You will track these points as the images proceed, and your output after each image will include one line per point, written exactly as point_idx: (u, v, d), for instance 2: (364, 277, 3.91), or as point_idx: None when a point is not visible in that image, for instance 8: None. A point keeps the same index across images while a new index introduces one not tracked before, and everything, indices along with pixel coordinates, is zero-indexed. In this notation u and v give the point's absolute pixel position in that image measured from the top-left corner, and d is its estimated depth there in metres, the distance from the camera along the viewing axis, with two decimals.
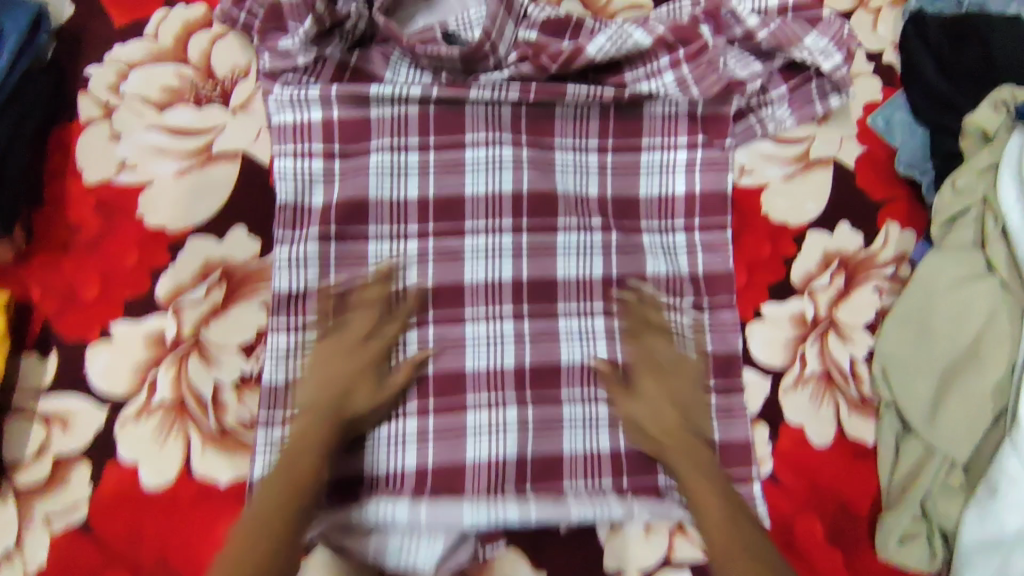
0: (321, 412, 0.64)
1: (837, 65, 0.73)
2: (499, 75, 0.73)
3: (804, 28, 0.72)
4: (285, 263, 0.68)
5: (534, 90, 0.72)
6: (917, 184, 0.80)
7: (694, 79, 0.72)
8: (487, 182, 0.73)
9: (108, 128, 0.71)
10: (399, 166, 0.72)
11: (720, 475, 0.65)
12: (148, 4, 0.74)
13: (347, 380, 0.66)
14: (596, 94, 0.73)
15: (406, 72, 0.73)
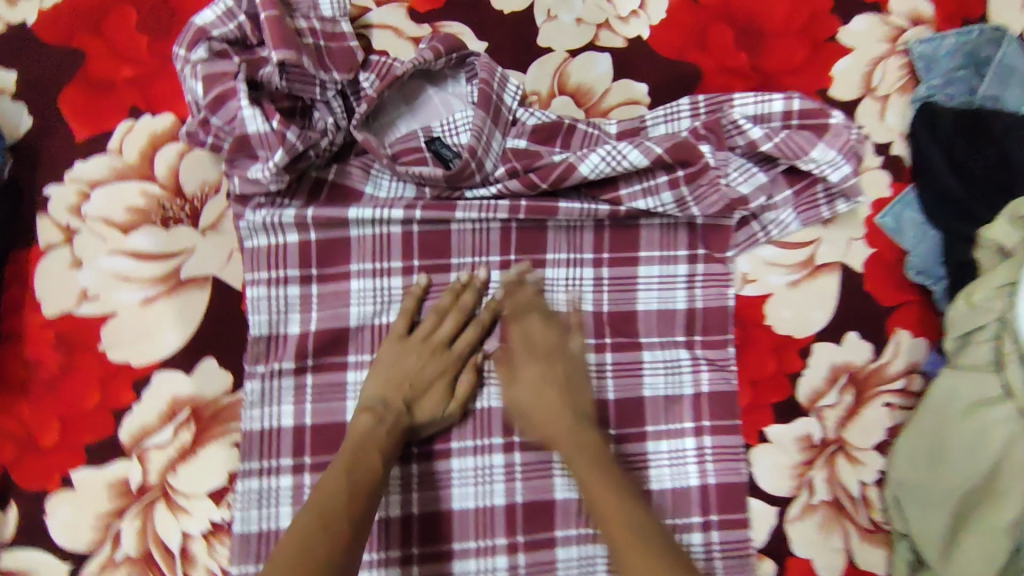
0: (387, 413, 0.62)
1: (846, 176, 0.69)
2: (488, 190, 0.68)
3: (810, 140, 0.68)
4: (256, 400, 0.64)
5: (525, 204, 0.68)
6: (928, 292, 0.76)
7: (696, 198, 0.67)
8: (473, 305, 0.69)
9: (69, 254, 0.67)
10: (381, 290, 0.68)
11: (614, 471, 0.61)
12: (111, 115, 0.69)
13: (417, 385, 0.64)
14: (589, 213, 0.68)
15: (389, 188, 0.70)
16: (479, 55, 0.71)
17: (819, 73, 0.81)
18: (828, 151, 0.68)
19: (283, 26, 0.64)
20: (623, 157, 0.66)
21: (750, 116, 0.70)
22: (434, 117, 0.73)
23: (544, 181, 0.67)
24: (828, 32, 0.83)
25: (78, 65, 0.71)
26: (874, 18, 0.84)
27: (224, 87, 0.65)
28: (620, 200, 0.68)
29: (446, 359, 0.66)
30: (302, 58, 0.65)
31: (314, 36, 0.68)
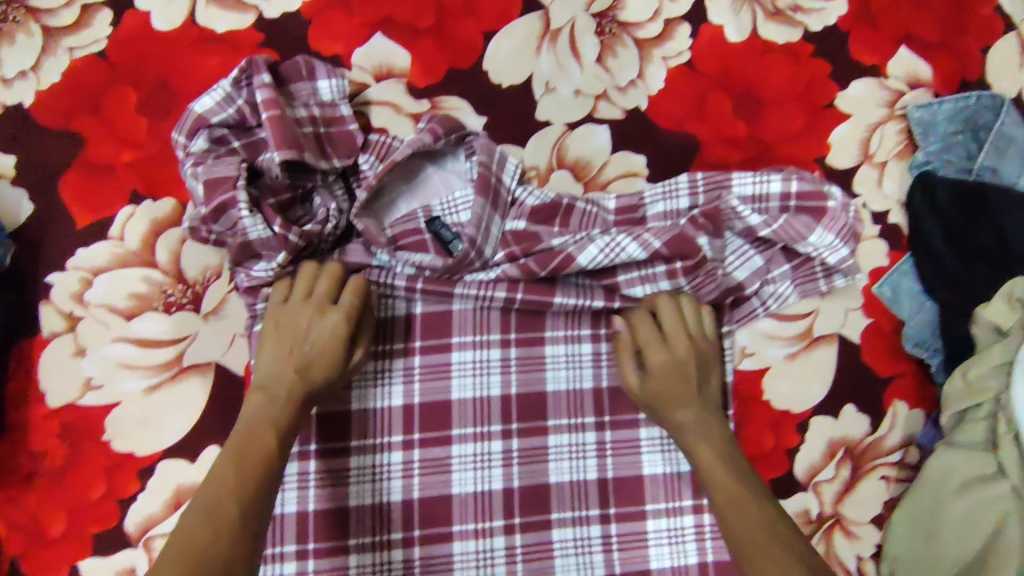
0: (277, 386, 0.62)
1: (844, 258, 0.70)
2: (489, 274, 0.69)
3: (808, 227, 0.68)
4: (293, 483, 0.67)
5: (521, 296, 0.69)
6: (925, 364, 0.77)
7: (692, 286, 0.69)
8: (474, 385, 0.70)
9: (72, 343, 0.67)
10: (383, 373, 0.69)
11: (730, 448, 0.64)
12: (111, 201, 0.70)
13: (302, 353, 0.62)
14: (586, 291, 0.70)
15: (384, 269, 0.69)
16: (477, 134, 0.72)
17: (816, 140, 0.82)
18: (826, 236, 0.69)
19: (283, 125, 0.65)
20: (622, 249, 0.67)
21: (748, 198, 0.71)
22: (434, 194, 0.74)
23: (540, 270, 0.68)
24: (825, 98, 0.83)
25: (78, 148, 0.71)
26: (872, 82, 0.84)
27: (223, 195, 0.63)
28: (615, 287, 0.70)
29: (326, 322, 0.63)
30: (305, 154, 0.66)
31: (315, 123, 0.70)
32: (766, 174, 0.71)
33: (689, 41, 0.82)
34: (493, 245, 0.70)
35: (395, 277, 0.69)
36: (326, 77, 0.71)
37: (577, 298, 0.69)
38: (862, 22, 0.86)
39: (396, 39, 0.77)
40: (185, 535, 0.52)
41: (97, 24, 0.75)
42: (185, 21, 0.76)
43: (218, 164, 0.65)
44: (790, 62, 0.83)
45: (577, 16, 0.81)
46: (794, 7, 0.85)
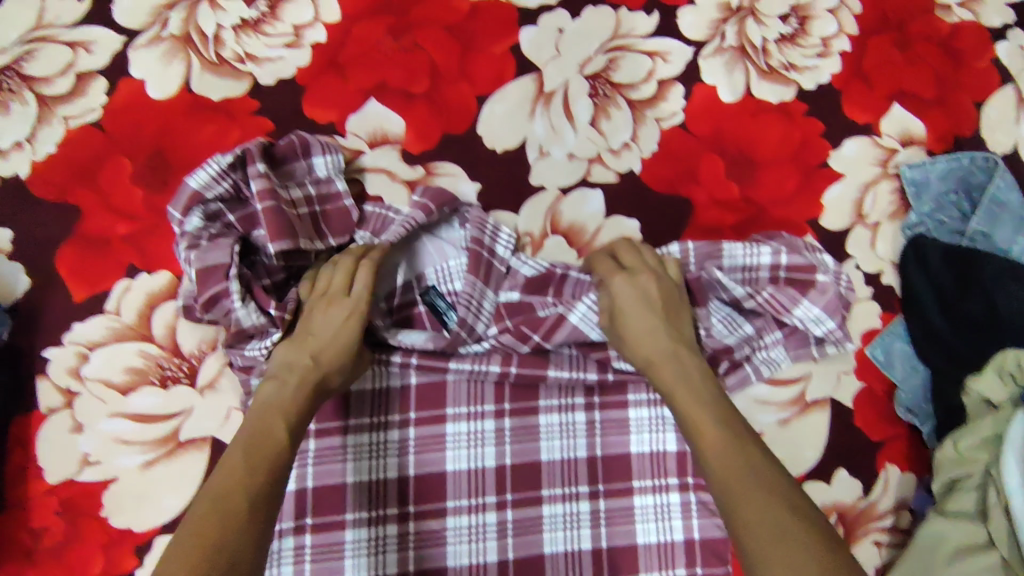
0: (292, 372, 0.62)
1: (831, 330, 0.70)
2: (485, 345, 0.71)
3: (794, 300, 0.70)
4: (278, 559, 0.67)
5: (516, 371, 0.70)
6: (917, 429, 0.77)
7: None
8: (469, 457, 0.70)
9: (70, 419, 0.68)
10: (379, 445, 0.70)
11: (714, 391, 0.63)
12: (108, 274, 0.70)
13: (319, 343, 0.63)
14: (580, 364, 0.71)
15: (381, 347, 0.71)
16: (471, 207, 0.73)
17: (810, 201, 0.82)
18: (812, 308, 0.70)
19: (279, 215, 0.66)
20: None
21: (739, 268, 0.71)
22: (428, 261, 0.74)
23: (545, 339, 0.70)
24: (819, 158, 0.83)
25: (73, 220, 0.71)
26: (866, 140, 0.84)
27: (216, 287, 0.65)
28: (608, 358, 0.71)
29: (342, 311, 0.64)
30: (300, 242, 0.68)
31: (310, 202, 0.71)
32: (758, 244, 0.71)
33: (683, 101, 0.83)
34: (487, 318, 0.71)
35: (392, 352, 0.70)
36: (321, 154, 0.72)
37: (570, 370, 0.71)
38: (856, 80, 0.86)
39: (391, 104, 0.78)
40: (198, 517, 0.51)
41: (91, 92, 0.75)
42: (180, 89, 0.76)
43: (214, 245, 0.66)
44: (784, 121, 0.84)
45: (571, 78, 0.81)
46: (787, 66, 0.85)
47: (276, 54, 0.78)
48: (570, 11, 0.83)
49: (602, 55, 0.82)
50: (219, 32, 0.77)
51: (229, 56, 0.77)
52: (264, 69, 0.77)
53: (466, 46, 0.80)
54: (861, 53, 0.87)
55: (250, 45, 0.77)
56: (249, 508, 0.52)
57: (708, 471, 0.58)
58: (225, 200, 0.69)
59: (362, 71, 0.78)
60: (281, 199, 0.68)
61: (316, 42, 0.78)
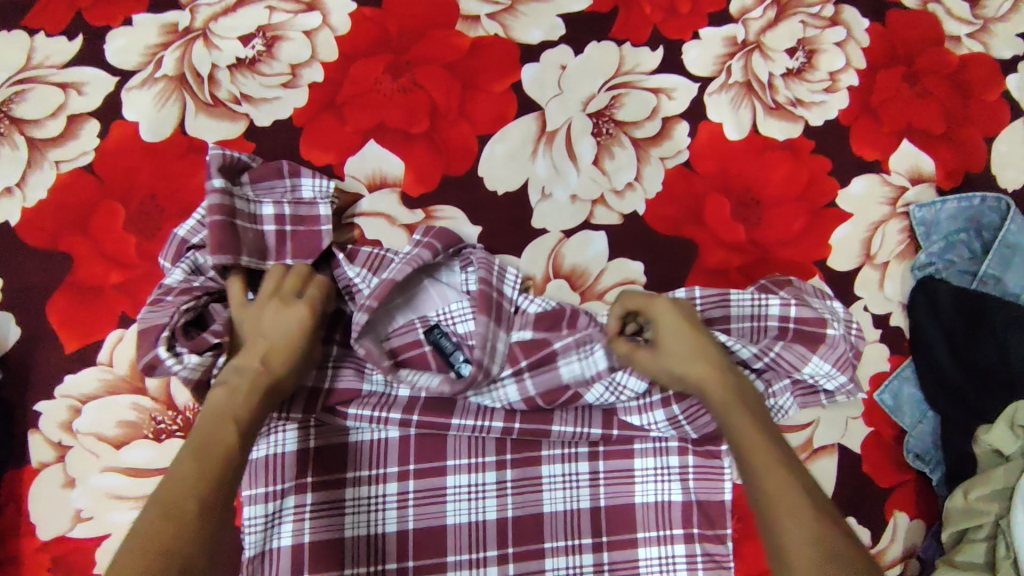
0: (242, 376, 0.58)
1: (842, 384, 0.70)
2: (502, 399, 0.69)
3: (802, 357, 0.68)
4: None
5: (518, 428, 0.69)
6: (927, 476, 0.76)
7: (687, 416, 0.68)
8: (470, 509, 0.69)
9: (62, 474, 0.66)
10: (377, 499, 0.69)
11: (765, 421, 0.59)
12: (102, 324, 0.69)
13: (270, 345, 0.60)
14: (581, 412, 0.70)
15: (386, 381, 0.69)
16: (477, 251, 0.72)
17: (816, 241, 0.80)
18: (823, 364, 0.68)
19: (226, 230, 0.65)
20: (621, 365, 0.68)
21: (745, 317, 0.71)
22: (429, 304, 0.72)
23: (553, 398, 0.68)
24: (825, 197, 0.82)
25: (65, 268, 0.70)
26: (874, 178, 0.83)
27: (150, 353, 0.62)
28: (618, 384, 0.68)
29: (294, 314, 0.61)
30: (241, 258, 0.66)
31: (280, 221, 0.70)
32: (766, 293, 0.70)
33: (687, 139, 0.81)
34: (505, 366, 0.69)
35: (391, 407, 0.68)
36: (310, 176, 0.72)
37: (574, 428, 0.69)
38: (864, 115, 0.85)
39: (389, 145, 0.77)
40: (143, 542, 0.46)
41: (83, 135, 0.74)
42: (174, 131, 0.75)
43: (182, 297, 0.65)
44: (790, 159, 0.82)
45: (573, 117, 0.80)
46: (794, 101, 0.84)
47: (273, 94, 0.77)
48: (572, 46, 0.82)
49: (606, 92, 0.81)
50: (214, 73, 0.76)
51: (225, 97, 0.76)
52: (260, 111, 0.76)
53: (466, 84, 0.79)
54: (869, 88, 0.85)
55: (246, 86, 0.77)
56: (200, 521, 0.49)
57: (768, 502, 0.53)
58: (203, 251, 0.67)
59: (360, 112, 0.77)
60: (236, 215, 0.67)
61: (313, 81, 0.78)
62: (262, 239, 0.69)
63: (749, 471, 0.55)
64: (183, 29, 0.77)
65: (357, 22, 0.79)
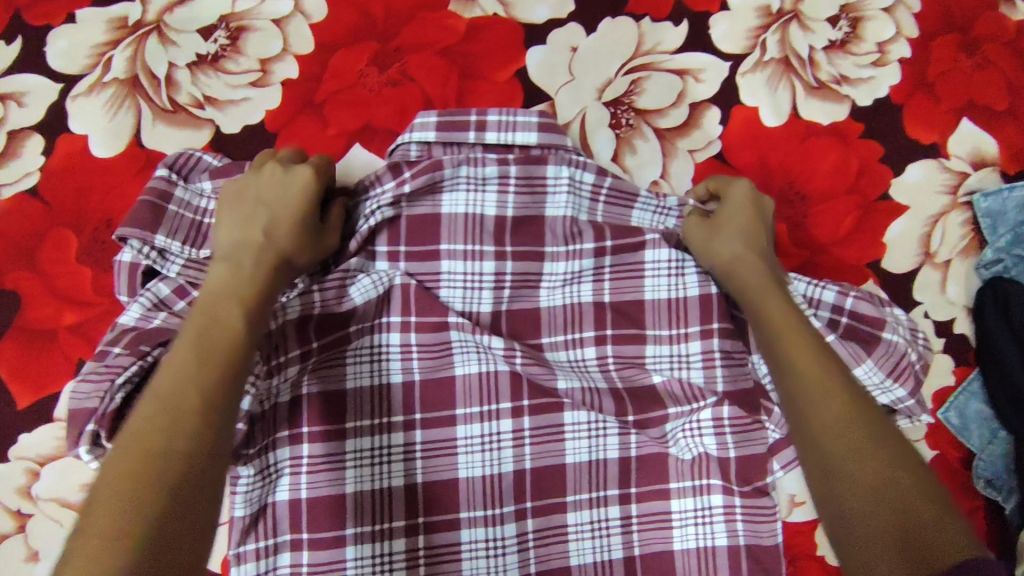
0: (245, 252, 0.54)
1: (899, 400, 0.60)
2: (496, 361, 0.62)
3: (857, 356, 0.59)
4: None
5: (530, 469, 0.63)
6: (998, 504, 0.68)
7: (725, 361, 0.62)
8: (489, 568, 0.61)
9: (23, 546, 0.58)
10: (382, 560, 0.60)
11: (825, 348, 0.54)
12: (59, 372, 0.60)
13: (271, 214, 0.57)
14: (583, 371, 0.63)
15: (370, 349, 0.62)
16: (562, 144, 0.64)
17: (869, 240, 0.71)
18: (876, 373, 0.59)
19: (150, 210, 0.58)
20: (685, 271, 0.63)
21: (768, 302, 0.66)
22: (460, 163, 0.61)
23: (605, 326, 0.63)
24: (878, 188, 0.72)
25: (13, 310, 0.61)
26: (932, 164, 0.73)
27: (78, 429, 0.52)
28: (683, 284, 0.63)
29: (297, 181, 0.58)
30: (156, 237, 0.57)
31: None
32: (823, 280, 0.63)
33: (718, 127, 0.71)
34: (565, 295, 0.64)
35: (391, 412, 0.62)
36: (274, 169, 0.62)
37: (588, 435, 0.63)
38: (918, 92, 0.74)
39: (377, 150, 0.67)
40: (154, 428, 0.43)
41: (26, 153, 0.64)
42: (129, 143, 0.65)
43: (126, 354, 0.53)
44: (836, 146, 0.72)
45: (588, 107, 0.70)
46: (839, 79, 0.73)
47: (241, 95, 0.67)
48: (584, 25, 0.71)
49: (624, 77, 0.71)
50: (172, 73, 0.66)
51: (186, 100, 0.66)
52: (228, 115, 0.66)
53: (463, 75, 0.69)
54: (922, 60, 0.75)
55: (210, 87, 0.66)
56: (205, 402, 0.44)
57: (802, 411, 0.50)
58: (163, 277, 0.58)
59: (343, 112, 0.67)
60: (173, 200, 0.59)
61: (287, 78, 0.67)
62: (200, 232, 0.60)
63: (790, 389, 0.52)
64: (134, 23, 0.66)
65: (334, 6, 0.68)
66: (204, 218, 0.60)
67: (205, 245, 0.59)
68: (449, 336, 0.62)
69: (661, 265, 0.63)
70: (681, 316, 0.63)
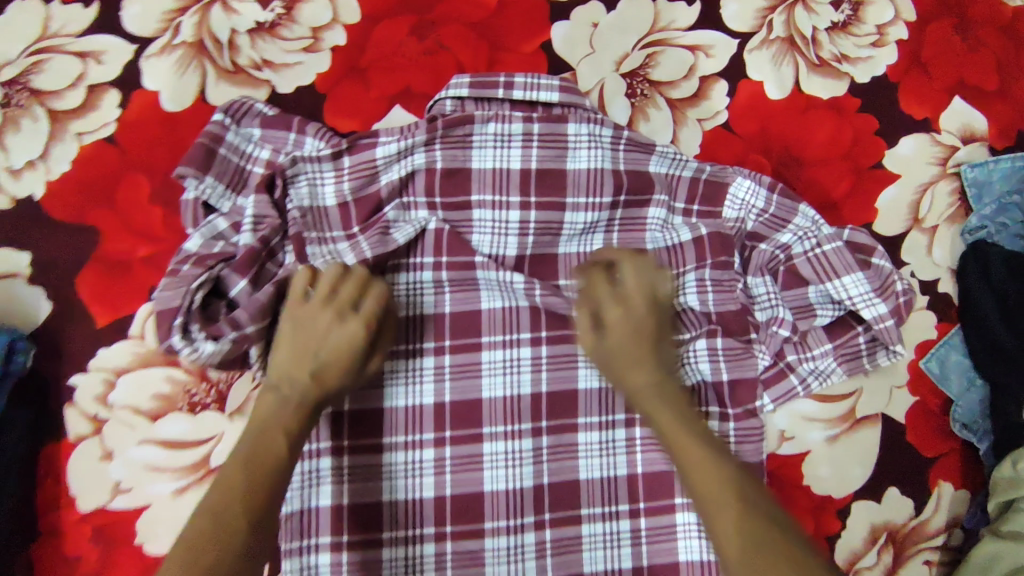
0: (292, 388, 0.59)
1: (881, 315, 0.68)
2: (517, 296, 0.71)
3: (847, 265, 0.68)
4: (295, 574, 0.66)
5: (546, 393, 0.70)
6: (973, 446, 0.74)
7: (715, 282, 0.71)
8: (507, 477, 0.69)
9: (99, 446, 0.67)
10: (414, 465, 0.69)
11: (717, 445, 0.58)
12: (132, 297, 0.69)
13: (320, 359, 0.60)
14: None
15: (407, 284, 0.70)
16: (582, 104, 0.70)
17: (862, 205, 0.77)
18: (862, 283, 0.68)
19: (202, 151, 0.66)
20: (677, 229, 0.72)
21: (760, 215, 0.71)
22: (489, 121, 0.69)
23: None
24: (873, 158, 0.78)
25: (93, 241, 0.69)
26: (923, 137, 0.79)
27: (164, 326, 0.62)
28: (676, 235, 0.72)
29: (345, 331, 0.61)
30: (207, 174, 0.66)
31: (267, 166, 0.68)
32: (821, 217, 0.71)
33: (726, 98, 0.78)
34: (579, 244, 0.73)
35: (424, 338, 0.70)
36: (314, 134, 0.69)
37: None
38: (913, 71, 0.80)
39: (415, 110, 0.75)
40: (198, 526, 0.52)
41: (104, 105, 0.72)
42: (195, 99, 0.73)
43: (196, 268, 0.64)
44: (834, 118, 0.78)
45: (606, 77, 0.77)
46: (839, 57, 0.79)
47: (295, 59, 0.74)
48: (604, 3, 0.78)
49: (640, 51, 0.77)
50: (234, 38, 0.74)
51: (246, 63, 0.74)
52: (283, 77, 0.74)
53: (493, 45, 0.76)
54: (918, 41, 0.81)
55: (267, 51, 0.74)
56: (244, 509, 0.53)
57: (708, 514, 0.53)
58: (226, 217, 0.67)
59: (385, 76, 0.75)
60: (224, 145, 0.68)
61: (336, 45, 0.75)
62: (241, 176, 0.68)
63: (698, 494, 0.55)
64: None
65: None
66: (247, 163, 0.68)
67: (244, 190, 0.68)
68: (475, 273, 0.70)
69: (657, 221, 0.72)
70: (679, 258, 0.72)
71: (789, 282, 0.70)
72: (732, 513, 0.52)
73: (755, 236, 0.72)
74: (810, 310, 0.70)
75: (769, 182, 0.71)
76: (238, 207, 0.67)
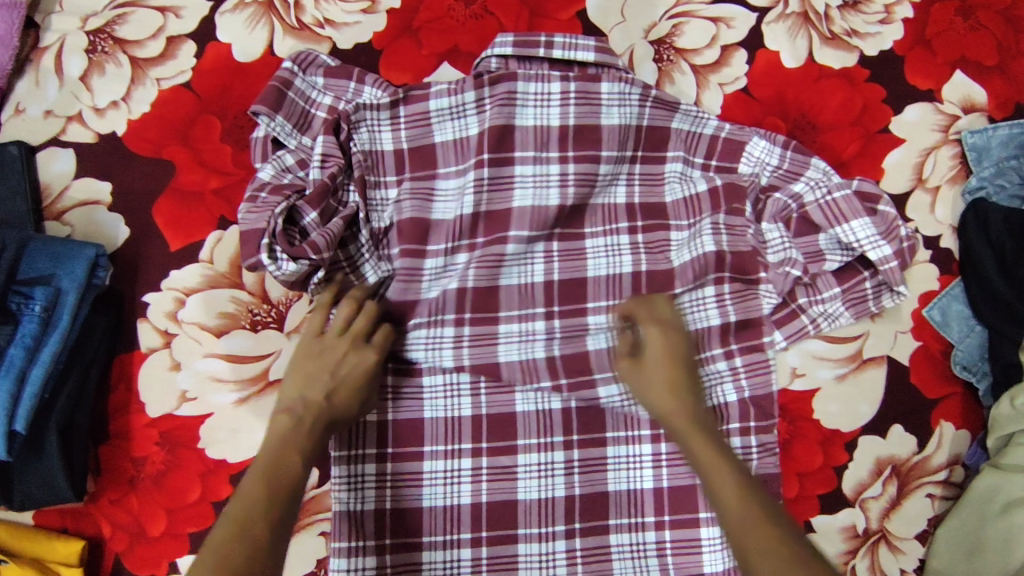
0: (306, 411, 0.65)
1: (886, 256, 0.74)
2: (534, 274, 0.75)
3: (855, 210, 0.74)
4: (343, 482, 0.71)
5: (560, 357, 0.74)
6: (973, 388, 0.79)
7: (727, 226, 0.75)
8: (537, 400, 0.75)
9: (169, 358, 0.73)
10: (452, 386, 0.74)
11: (737, 461, 0.62)
12: (201, 225, 0.76)
13: (330, 387, 0.66)
14: (615, 251, 0.76)
15: (444, 266, 0.74)
16: (614, 65, 0.76)
17: (870, 165, 0.84)
18: (869, 228, 0.73)
19: (275, 92, 0.73)
20: (693, 180, 0.78)
21: (775, 170, 0.77)
22: (530, 80, 0.74)
23: (636, 219, 0.77)
24: (880, 123, 0.85)
25: (169, 174, 0.77)
26: (927, 106, 0.85)
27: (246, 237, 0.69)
28: (693, 185, 0.77)
29: (362, 360, 0.67)
30: (278, 113, 0.73)
31: (329, 111, 0.75)
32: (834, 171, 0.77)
33: (745, 66, 0.85)
34: (603, 195, 0.77)
35: (447, 310, 0.73)
36: (371, 84, 0.77)
37: (608, 331, 0.74)
38: (918, 46, 0.87)
39: (461, 68, 0.82)
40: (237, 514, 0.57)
41: (181, 55, 0.80)
42: (263, 52, 0.80)
43: (274, 197, 0.70)
44: (845, 86, 0.85)
45: (636, 43, 0.84)
46: (850, 32, 0.86)
47: (354, 19, 0.82)
48: None
49: (667, 21, 0.85)
50: None
51: (310, 21, 0.81)
52: (343, 34, 0.81)
53: (533, 12, 0.83)
54: (923, 19, 0.87)
55: (330, 12, 0.82)
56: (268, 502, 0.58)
57: (730, 525, 0.57)
58: (295, 153, 0.74)
59: (435, 36, 0.82)
60: (292, 89, 0.75)
61: (391, 7, 0.82)
62: (306, 118, 0.75)
63: (721, 505, 0.59)
64: None
65: None
66: (312, 108, 0.76)
67: (309, 131, 0.75)
68: (505, 248, 0.74)
69: (674, 174, 0.78)
70: (696, 208, 0.77)
71: (801, 229, 0.77)
72: (758, 525, 0.56)
73: (766, 189, 0.77)
74: (820, 255, 0.76)
75: (783, 141, 0.77)
76: (304, 145, 0.74)
